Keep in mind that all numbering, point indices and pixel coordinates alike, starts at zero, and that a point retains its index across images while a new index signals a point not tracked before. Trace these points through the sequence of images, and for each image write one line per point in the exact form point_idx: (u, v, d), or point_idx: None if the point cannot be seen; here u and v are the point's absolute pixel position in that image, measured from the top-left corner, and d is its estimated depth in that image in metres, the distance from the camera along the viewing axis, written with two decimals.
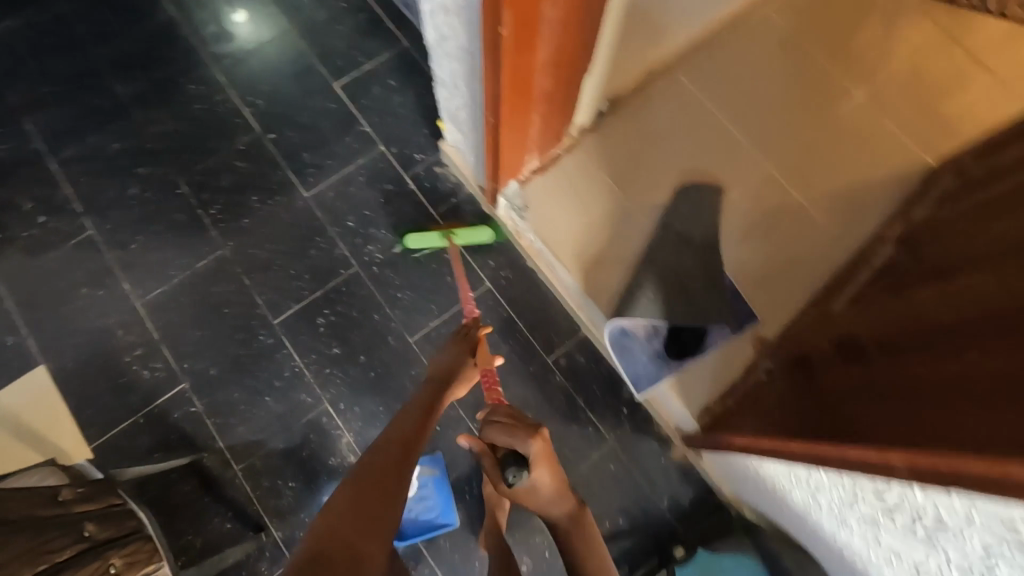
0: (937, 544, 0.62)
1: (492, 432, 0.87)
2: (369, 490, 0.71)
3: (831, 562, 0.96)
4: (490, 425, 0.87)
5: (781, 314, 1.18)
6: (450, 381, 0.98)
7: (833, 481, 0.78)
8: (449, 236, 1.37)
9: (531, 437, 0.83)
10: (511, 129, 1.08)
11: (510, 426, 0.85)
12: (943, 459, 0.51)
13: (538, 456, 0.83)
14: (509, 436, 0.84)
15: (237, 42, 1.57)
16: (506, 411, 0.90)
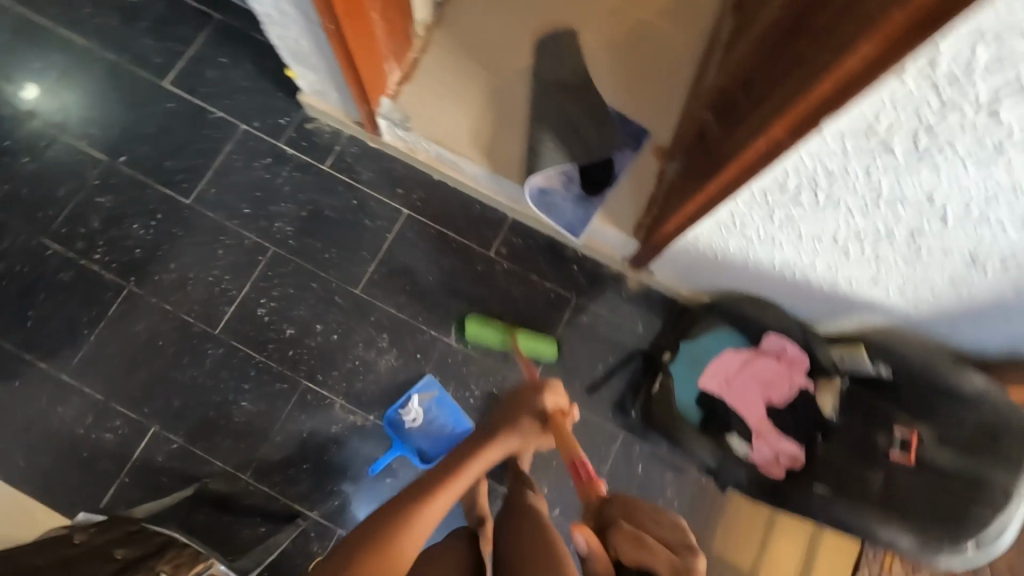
0: (839, 194, 0.73)
1: (625, 544, 0.66)
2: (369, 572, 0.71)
3: (777, 289, 1.09)
4: (624, 533, 0.66)
5: (665, 121, 1.29)
6: (508, 431, 0.88)
7: (748, 207, 0.86)
8: (512, 333, 1.31)
9: (685, 561, 0.61)
10: (357, 37, 1.05)
11: (654, 542, 0.64)
12: (817, 95, 0.58)
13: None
14: (658, 562, 0.62)
15: (42, 118, 1.41)
16: (655, 517, 0.67)
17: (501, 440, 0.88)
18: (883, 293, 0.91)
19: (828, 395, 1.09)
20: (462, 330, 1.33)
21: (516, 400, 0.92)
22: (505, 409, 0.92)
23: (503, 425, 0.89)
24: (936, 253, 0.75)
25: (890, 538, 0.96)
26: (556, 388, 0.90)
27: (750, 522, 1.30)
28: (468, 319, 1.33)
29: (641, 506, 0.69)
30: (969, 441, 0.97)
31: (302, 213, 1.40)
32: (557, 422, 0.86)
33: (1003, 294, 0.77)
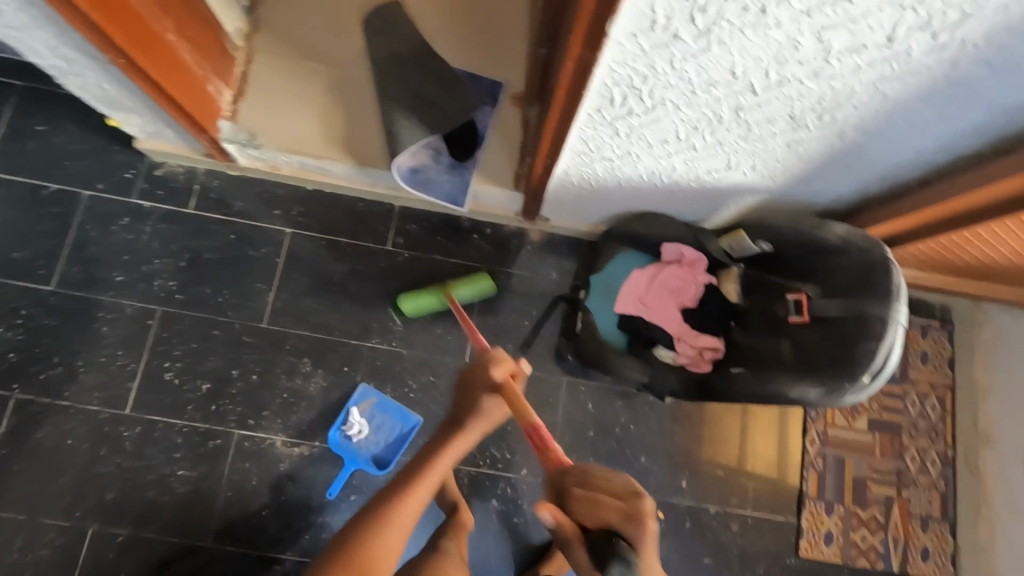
0: (659, 91, 0.74)
1: (589, 510, 0.79)
2: (372, 552, 0.93)
3: (657, 200, 1.12)
4: (583, 501, 0.79)
5: (513, 67, 1.28)
6: (469, 422, 0.98)
7: (593, 129, 0.87)
8: (448, 290, 1.30)
9: (635, 506, 0.76)
10: (159, 65, 0.98)
11: (607, 498, 0.78)
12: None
13: (646, 535, 0.76)
14: (616, 513, 0.77)
15: None
16: (593, 474, 0.81)
17: (466, 432, 0.99)
18: (742, 175, 0.95)
19: (730, 283, 1.17)
20: (398, 305, 1.31)
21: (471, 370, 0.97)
22: (464, 391, 0.99)
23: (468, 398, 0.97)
24: (765, 124, 0.78)
25: (797, 395, 0.96)
26: (504, 360, 0.93)
27: (704, 420, 1.36)
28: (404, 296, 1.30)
29: (574, 469, 0.83)
30: (851, 283, 0.95)
31: (180, 263, 1.32)
32: (513, 390, 0.89)
33: (834, 145, 0.81)
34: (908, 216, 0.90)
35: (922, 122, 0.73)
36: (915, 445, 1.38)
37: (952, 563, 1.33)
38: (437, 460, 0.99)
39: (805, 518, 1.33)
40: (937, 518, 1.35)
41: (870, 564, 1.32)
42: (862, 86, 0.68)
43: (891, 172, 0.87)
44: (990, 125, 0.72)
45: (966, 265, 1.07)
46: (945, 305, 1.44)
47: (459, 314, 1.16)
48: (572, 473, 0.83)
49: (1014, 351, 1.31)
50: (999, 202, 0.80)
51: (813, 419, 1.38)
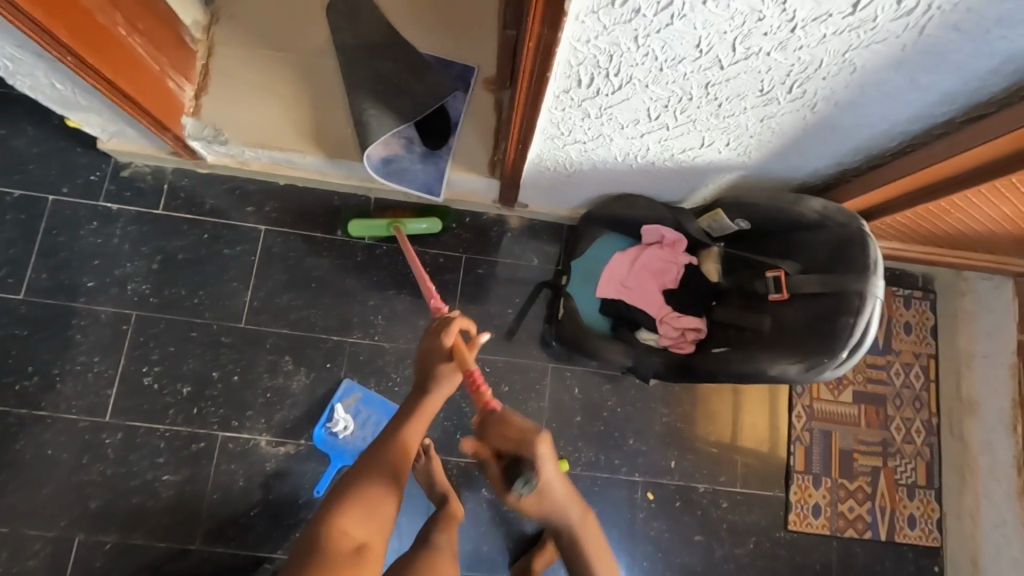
0: (626, 70, 0.72)
1: (494, 439, 0.75)
2: (393, 475, 0.83)
3: (634, 181, 1.10)
4: (491, 431, 0.75)
5: (484, 49, 1.25)
6: (437, 382, 0.90)
7: (563, 111, 0.85)
8: (398, 221, 1.28)
9: (532, 436, 0.72)
10: (109, 61, 0.94)
11: (509, 428, 0.74)
12: None
13: (543, 460, 0.72)
14: (512, 440, 0.73)
15: None
16: (505, 414, 0.77)
17: (437, 392, 0.91)
18: (716, 152, 0.93)
19: (711, 263, 1.16)
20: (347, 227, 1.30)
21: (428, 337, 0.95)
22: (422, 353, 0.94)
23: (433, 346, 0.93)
24: (735, 99, 0.77)
25: (778, 372, 0.96)
26: (454, 320, 0.91)
27: (691, 400, 1.36)
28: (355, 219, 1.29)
29: (496, 407, 0.79)
30: (827, 258, 0.95)
31: (152, 265, 1.29)
32: (461, 353, 0.88)
33: (807, 118, 0.80)
34: (883, 188, 0.89)
35: (894, 91, 0.72)
36: (900, 415, 1.39)
37: (937, 528, 1.35)
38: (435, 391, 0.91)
39: (794, 491, 1.34)
40: (922, 485, 1.37)
41: (858, 533, 1.34)
42: (830, 57, 0.66)
43: (866, 144, 0.86)
44: (961, 92, 0.71)
45: (944, 235, 1.08)
46: (927, 275, 1.44)
47: (411, 255, 1.16)
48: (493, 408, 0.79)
49: (995, 318, 1.33)
50: (973, 168, 0.78)
51: (799, 394, 1.38)
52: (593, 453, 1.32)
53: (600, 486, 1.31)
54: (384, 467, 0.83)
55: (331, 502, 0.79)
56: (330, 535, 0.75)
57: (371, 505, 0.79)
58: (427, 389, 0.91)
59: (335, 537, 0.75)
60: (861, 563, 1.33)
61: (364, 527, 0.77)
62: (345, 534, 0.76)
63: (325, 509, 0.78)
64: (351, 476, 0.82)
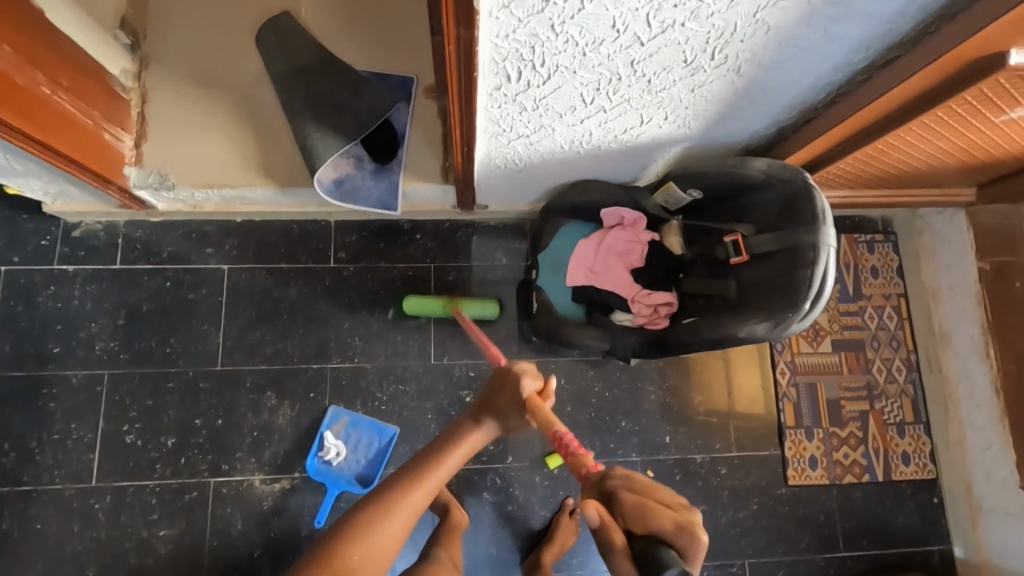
0: (550, 59, 0.72)
1: (627, 512, 0.66)
2: (375, 545, 0.72)
3: (585, 169, 1.11)
4: (631, 505, 0.66)
5: (420, 58, 1.25)
6: (492, 415, 0.85)
7: (500, 107, 0.85)
8: (455, 303, 1.28)
9: (687, 515, 0.65)
10: (37, 121, 0.92)
11: (657, 503, 0.66)
12: None
13: (695, 549, 0.63)
14: (663, 522, 0.64)
15: None
16: (649, 485, 0.70)
17: (483, 429, 0.85)
18: (658, 127, 0.94)
19: (673, 236, 1.15)
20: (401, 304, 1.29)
21: (491, 390, 0.87)
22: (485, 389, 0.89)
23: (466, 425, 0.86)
24: (662, 73, 0.78)
25: (746, 333, 0.97)
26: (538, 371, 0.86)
27: (676, 373, 1.37)
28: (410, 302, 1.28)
29: (625, 474, 0.72)
30: (780, 215, 0.97)
31: (117, 321, 1.27)
32: (538, 407, 0.81)
33: (736, 82, 0.81)
34: (821, 139, 0.91)
35: (812, 45, 0.73)
36: (880, 356, 1.42)
37: (931, 461, 1.38)
38: (435, 472, 0.80)
39: (788, 447, 1.36)
40: (911, 422, 1.40)
41: (856, 478, 1.36)
42: (743, 19, 0.67)
43: (797, 99, 0.88)
44: (874, 36, 0.72)
45: (893, 176, 1.10)
46: (885, 218, 1.47)
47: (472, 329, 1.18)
48: (617, 475, 0.72)
49: (954, 248, 1.35)
50: (895, 110, 0.81)
51: (780, 351, 1.40)
52: (588, 440, 1.32)
53: None
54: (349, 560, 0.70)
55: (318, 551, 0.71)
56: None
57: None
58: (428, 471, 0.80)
59: None
60: (863, 506, 1.35)
61: None
62: None
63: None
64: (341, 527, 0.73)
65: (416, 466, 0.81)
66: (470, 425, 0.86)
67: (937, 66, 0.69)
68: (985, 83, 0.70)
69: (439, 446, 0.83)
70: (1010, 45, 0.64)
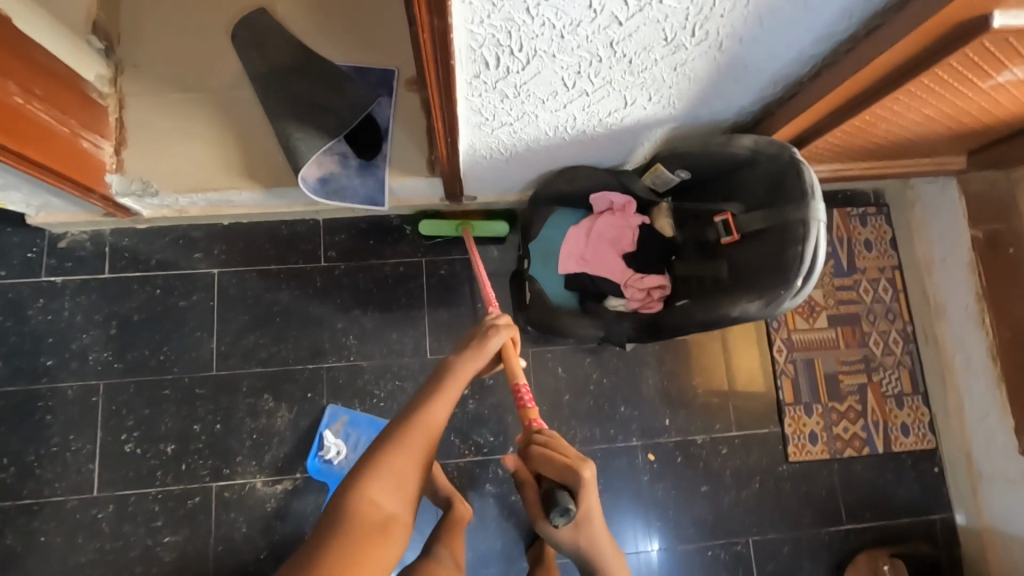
0: (528, 43, 0.71)
1: (537, 461, 0.77)
2: (420, 444, 0.67)
3: (572, 155, 1.10)
4: (535, 456, 0.77)
5: (399, 51, 1.23)
6: (478, 351, 0.85)
7: (481, 95, 0.84)
8: (466, 224, 1.29)
9: (576, 463, 0.74)
10: (10, 132, 0.90)
11: (557, 454, 0.76)
12: None
13: (584, 489, 0.73)
14: (558, 468, 0.75)
15: None
16: (555, 440, 0.79)
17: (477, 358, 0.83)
18: (642, 109, 0.93)
19: (663, 219, 1.17)
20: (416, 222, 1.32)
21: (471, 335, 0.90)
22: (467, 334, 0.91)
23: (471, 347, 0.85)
24: (643, 53, 0.76)
25: (739, 313, 0.96)
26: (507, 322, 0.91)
27: (674, 356, 1.37)
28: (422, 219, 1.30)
29: (546, 431, 0.82)
30: (769, 192, 0.96)
31: (109, 331, 1.26)
32: (511, 358, 0.90)
33: (718, 59, 0.80)
34: (807, 113, 0.90)
35: (793, 17, 0.72)
36: (876, 329, 1.42)
37: (930, 431, 1.39)
38: (465, 368, 0.80)
39: (788, 425, 1.36)
40: (909, 393, 1.40)
41: (856, 451, 1.36)
42: None
43: (781, 74, 0.87)
44: (855, 5, 0.71)
45: (883, 147, 1.09)
46: (877, 190, 1.47)
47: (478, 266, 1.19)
48: (542, 431, 0.82)
49: (946, 218, 1.34)
50: (879, 80, 0.80)
51: (776, 329, 1.40)
52: (588, 428, 1.32)
53: (600, 459, 1.32)
54: (421, 424, 0.69)
55: (362, 467, 0.64)
56: (358, 499, 0.61)
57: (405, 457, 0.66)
58: (456, 368, 0.79)
59: (361, 504, 0.61)
60: (864, 479, 1.36)
61: (395, 497, 0.63)
62: (371, 503, 0.61)
63: (354, 472, 0.64)
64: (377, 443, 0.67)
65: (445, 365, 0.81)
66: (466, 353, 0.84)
67: (919, 34, 0.68)
68: (971, 47, 0.69)
69: (446, 366, 0.80)
70: (993, 8, 0.63)
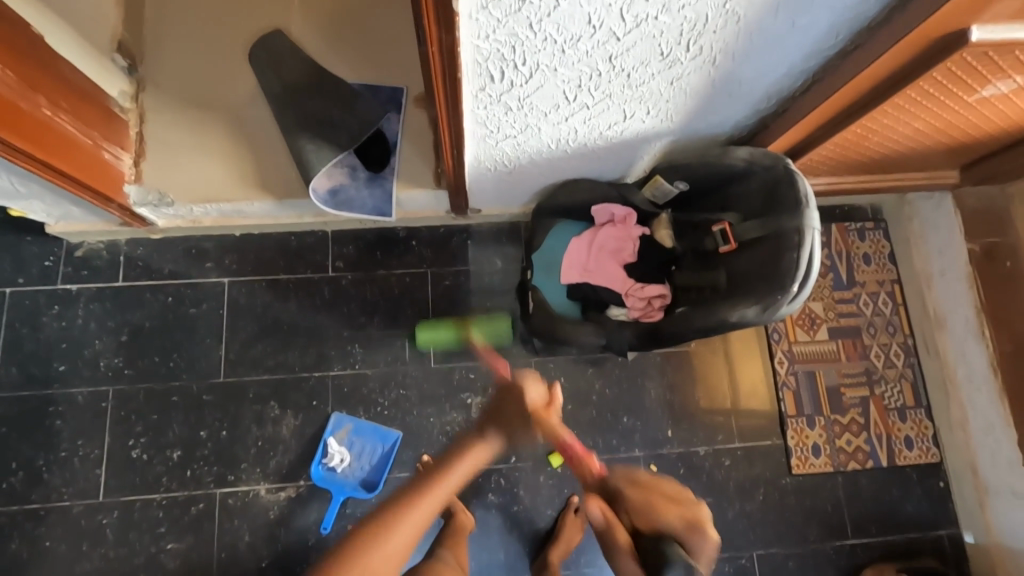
0: (531, 57, 0.75)
1: (648, 515, 1.01)
2: (385, 548, 0.75)
3: (574, 168, 1.13)
4: (660, 513, 1.01)
5: (407, 69, 1.28)
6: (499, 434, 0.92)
7: (486, 108, 0.87)
8: (465, 328, 1.31)
9: (697, 504, 1.05)
10: (38, 142, 0.95)
11: (675, 505, 1.03)
12: None
13: (707, 543, 0.98)
14: (680, 520, 1.00)
15: None
16: (666, 504, 1.03)
17: (486, 446, 0.90)
18: (641, 122, 0.97)
19: (664, 229, 1.18)
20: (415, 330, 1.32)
21: (500, 404, 0.97)
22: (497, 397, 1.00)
23: (485, 427, 0.93)
24: (640, 67, 0.80)
25: (738, 318, 0.97)
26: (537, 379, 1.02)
27: (675, 366, 1.38)
28: (421, 327, 1.31)
29: (638, 484, 1.08)
30: (764, 203, 1.00)
31: (120, 338, 1.29)
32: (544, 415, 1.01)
33: (712, 73, 0.84)
34: (800, 125, 0.93)
35: (781, 33, 0.76)
36: (877, 342, 1.43)
37: (935, 445, 1.38)
38: (462, 467, 0.86)
39: (791, 437, 1.36)
40: (912, 406, 1.40)
41: (860, 465, 1.36)
42: (713, 10, 0.70)
43: (773, 88, 0.90)
44: (841, 22, 0.74)
45: (877, 160, 1.12)
46: (874, 206, 1.49)
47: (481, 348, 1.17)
48: (637, 487, 1.08)
49: (943, 232, 1.37)
50: (868, 93, 0.83)
51: (777, 341, 1.40)
52: (590, 437, 1.33)
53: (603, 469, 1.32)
54: (398, 523, 0.77)
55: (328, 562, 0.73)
56: None
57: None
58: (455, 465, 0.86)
59: None
60: (868, 493, 1.35)
61: None
62: None
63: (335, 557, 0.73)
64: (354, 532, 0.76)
65: (445, 459, 0.88)
66: (478, 439, 0.91)
67: (901, 49, 0.72)
68: (951, 61, 0.72)
69: (449, 460, 0.87)
70: (970, 23, 0.66)
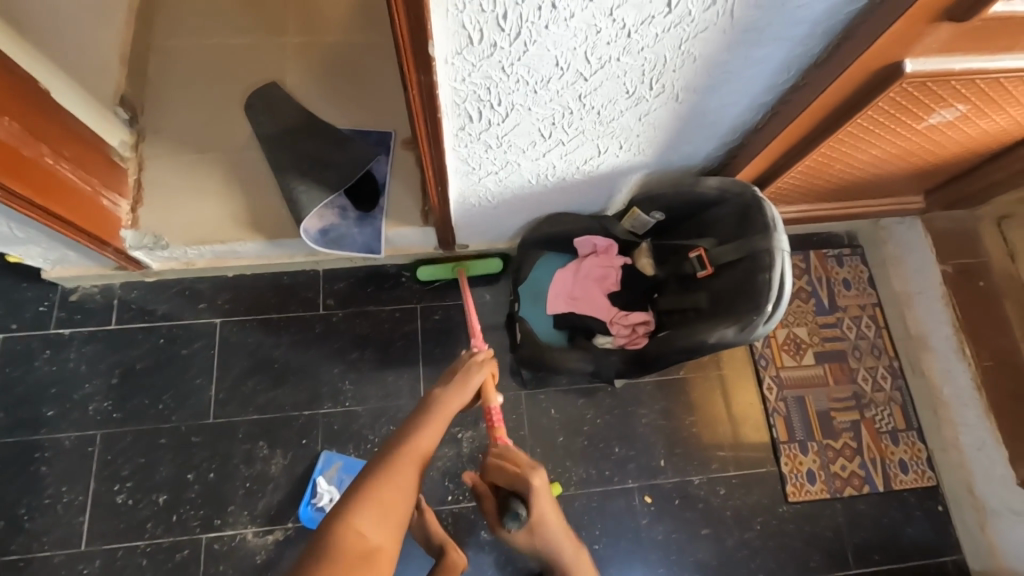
0: (506, 98, 0.80)
1: (492, 471, 0.84)
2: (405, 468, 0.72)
3: (556, 201, 1.18)
4: (489, 466, 0.84)
5: (396, 116, 1.35)
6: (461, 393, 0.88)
7: (468, 145, 0.92)
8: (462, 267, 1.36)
9: (527, 472, 0.80)
10: (40, 187, 1.00)
11: (512, 463, 0.83)
12: (410, 27, 0.64)
13: (535, 498, 0.79)
14: (509, 478, 0.82)
15: None
16: (511, 451, 0.86)
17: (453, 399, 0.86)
18: (615, 156, 1.02)
19: (644, 259, 1.24)
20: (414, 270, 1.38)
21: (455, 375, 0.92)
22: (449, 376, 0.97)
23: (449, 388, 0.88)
24: (609, 104, 0.86)
25: (717, 339, 1.00)
26: (480, 362, 0.94)
27: (665, 395, 1.39)
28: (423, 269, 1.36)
29: (502, 446, 0.87)
30: (735, 229, 1.05)
31: (111, 380, 1.29)
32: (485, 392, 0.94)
33: (677, 109, 0.90)
34: (764, 155, 0.99)
35: (736, 71, 0.82)
36: (863, 365, 1.44)
37: (930, 467, 1.38)
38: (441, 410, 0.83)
39: (785, 463, 1.35)
40: (904, 428, 1.40)
41: (857, 490, 1.35)
42: (670, 51, 0.76)
43: (737, 122, 0.96)
44: (790, 60, 0.81)
45: (845, 186, 1.17)
46: (851, 233, 1.54)
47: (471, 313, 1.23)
48: (500, 446, 0.88)
49: (918, 254, 1.41)
50: (823, 124, 0.90)
51: (765, 367, 1.41)
52: (584, 469, 1.32)
53: (597, 502, 1.30)
54: (407, 452, 0.74)
55: (346, 500, 0.66)
56: (345, 529, 0.62)
57: (389, 510, 0.66)
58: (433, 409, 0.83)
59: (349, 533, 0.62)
60: (866, 519, 1.33)
61: (382, 528, 0.64)
62: (360, 532, 0.63)
63: (338, 506, 0.65)
64: (363, 477, 0.70)
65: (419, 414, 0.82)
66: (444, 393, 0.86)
67: (846, 80, 0.78)
68: (893, 90, 0.79)
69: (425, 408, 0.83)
70: (903, 56, 0.73)
